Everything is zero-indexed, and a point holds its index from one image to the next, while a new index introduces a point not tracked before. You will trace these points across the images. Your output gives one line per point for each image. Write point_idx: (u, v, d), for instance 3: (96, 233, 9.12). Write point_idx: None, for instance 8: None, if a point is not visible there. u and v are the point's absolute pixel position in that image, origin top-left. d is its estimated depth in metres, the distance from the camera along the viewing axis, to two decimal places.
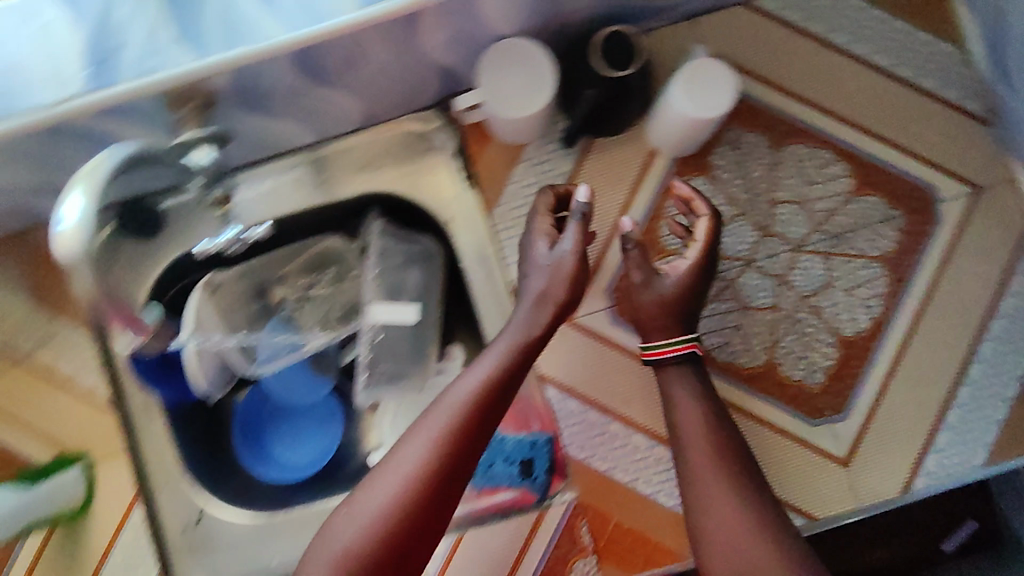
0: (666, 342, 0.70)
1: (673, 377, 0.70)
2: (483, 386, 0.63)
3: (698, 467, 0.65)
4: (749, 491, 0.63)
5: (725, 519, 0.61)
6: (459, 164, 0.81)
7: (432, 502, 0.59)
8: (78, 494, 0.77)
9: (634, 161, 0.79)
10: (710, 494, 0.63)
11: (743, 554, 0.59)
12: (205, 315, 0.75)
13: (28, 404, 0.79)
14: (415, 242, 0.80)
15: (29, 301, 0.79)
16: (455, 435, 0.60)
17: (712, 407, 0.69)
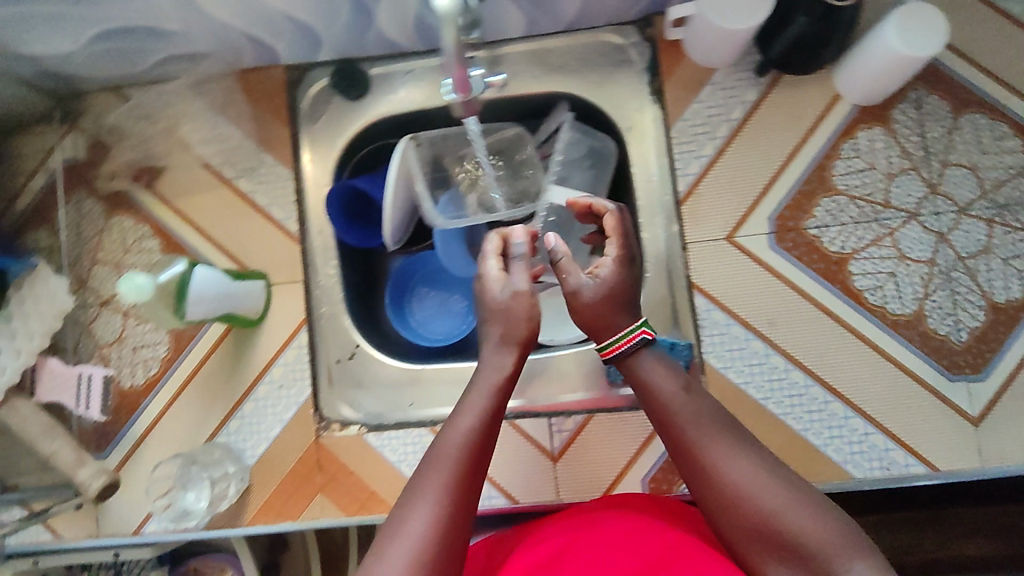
0: (619, 338, 0.65)
1: (646, 363, 0.64)
2: (474, 433, 0.58)
3: (700, 443, 0.59)
4: (749, 443, 0.59)
5: (737, 480, 0.56)
6: (648, 78, 0.85)
7: (449, 558, 0.52)
8: (259, 306, 0.85)
9: (818, 101, 0.82)
10: (716, 460, 0.57)
11: (762, 505, 0.55)
12: (410, 161, 0.83)
13: (223, 224, 0.88)
14: (596, 138, 0.86)
15: (243, 133, 0.88)
16: (458, 482, 0.55)
17: (691, 385, 0.63)
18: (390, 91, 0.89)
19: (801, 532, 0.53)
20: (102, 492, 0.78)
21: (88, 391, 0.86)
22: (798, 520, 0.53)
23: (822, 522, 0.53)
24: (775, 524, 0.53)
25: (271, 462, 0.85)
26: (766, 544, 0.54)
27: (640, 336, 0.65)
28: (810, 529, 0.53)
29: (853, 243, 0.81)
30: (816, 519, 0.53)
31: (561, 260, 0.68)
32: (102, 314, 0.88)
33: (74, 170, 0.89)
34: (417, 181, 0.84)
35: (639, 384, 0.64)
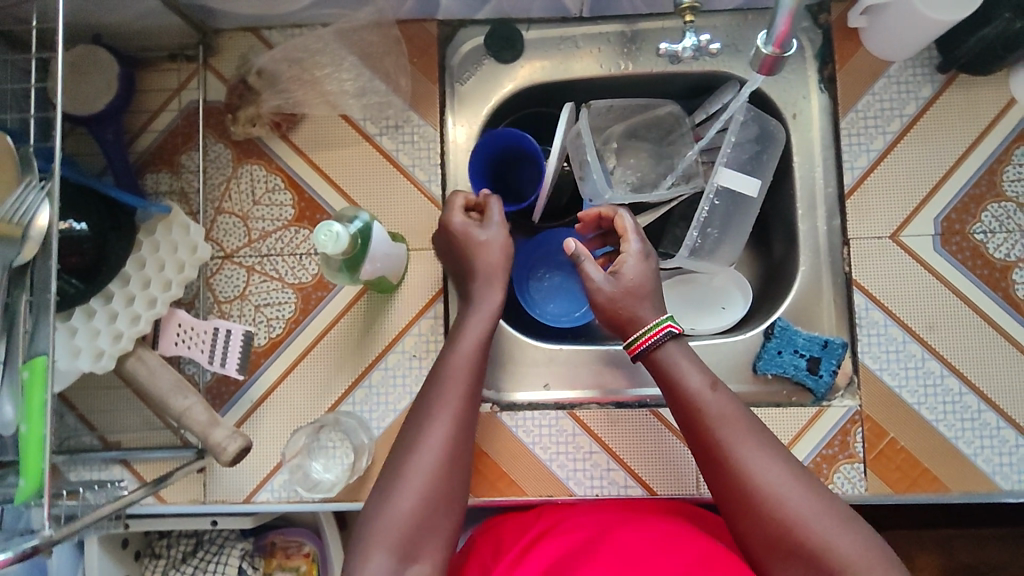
0: (644, 332, 0.69)
1: (672, 356, 0.68)
2: (462, 414, 0.67)
3: (731, 445, 0.63)
4: (778, 449, 0.63)
5: (767, 483, 0.61)
6: (818, 66, 0.84)
7: (430, 532, 0.62)
8: (400, 271, 0.81)
9: (993, 104, 0.81)
10: (747, 461, 0.62)
11: (791, 512, 0.59)
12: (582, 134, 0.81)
13: (361, 181, 0.83)
14: (768, 122, 0.82)
15: (393, 88, 0.83)
16: (449, 466, 0.64)
17: (717, 384, 0.67)
18: (545, 56, 0.86)
19: (827, 545, 0.58)
20: (236, 457, 0.71)
21: (225, 344, 0.76)
22: (823, 532, 0.58)
23: (849, 538, 0.58)
24: (801, 532, 0.58)
25: (399, 436, 0.80)
26: (792, 550, 0.59)
27: (668, 330, 0.69)
28: (834, 543, 0.58)
29: (1018, 252, 0.79)
30: (842, 533, 0.58)
31: (583, 260, 0.73)
32: (224, 267, 0.83)
33: (209, 111, 0.84)
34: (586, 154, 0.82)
35: (671, 380, 0.67)
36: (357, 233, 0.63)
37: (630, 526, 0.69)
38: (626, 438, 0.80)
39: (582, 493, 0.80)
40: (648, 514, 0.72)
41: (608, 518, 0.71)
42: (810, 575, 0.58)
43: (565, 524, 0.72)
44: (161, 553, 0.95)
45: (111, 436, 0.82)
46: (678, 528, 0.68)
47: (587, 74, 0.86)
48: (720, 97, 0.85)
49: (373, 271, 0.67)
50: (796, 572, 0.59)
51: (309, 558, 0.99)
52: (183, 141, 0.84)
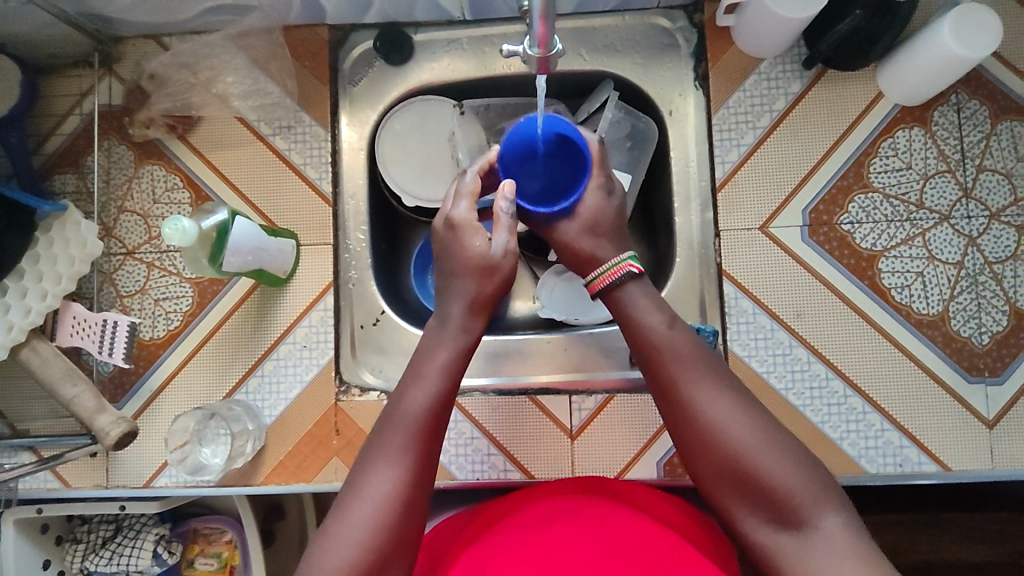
0: (603, 271, 0.69)
1: (631, 296, 0.68)
2: (437, 400, 0.64)
3: (686, 384, 0.63)
4: (733, 386, 0.63)
5: (719, 421, 0.61)
6: (693, 64, 0.87)
7: (413, 500, 0.61)
8: (289, 265, 0.83)
9: (861, 97, 0.83)
10: (699, 398, 0.62)
11: (741, 446, 0.60)
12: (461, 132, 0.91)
13: (255, 178, 0.86)
14: (640, 119, 0.90)
15: (284, 90, 0.86)
16: (415, 455, 0.62)
17: (675, 322, 0.66)
18: (435, 59, 0.90)
19: (773, 477, 0.59)
20: (120, 440, 0.77)
21: (112, 336, 0.81)
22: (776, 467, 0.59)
23: (796, 471, 0.59)
24: (749, 466, 0.60)
25: (288, 422, 0.84)
26: (742, 484, 0.60)
27: (626, 270, 0.69)
28: (782, 477, 0.59)
29: (884, 241, 0.82)
30: (790, 464, 0.59)
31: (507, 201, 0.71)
32: (126, 263, 0.86)
33: (109, 116, 0.88)
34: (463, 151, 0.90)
35: (629, 318, 0.67)
36: (212, 229, 0.70)
37: (566, 526, 0.68)
38: (506, 423, 0.84)
39: (463, 477, 0.84)
40: (584, 504, 0.71)
41: (543, 515, 0.69)
42: (758, 507, 0.60)
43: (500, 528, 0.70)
44: (81, 538, 0.99)
45: (20, 424, 0.86)
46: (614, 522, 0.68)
47: (476, 75, 0.90)
48: (597, 96, 0.91)
49: (242, 264, 0.73)
50: (746, 503, 0.60)
51: (230, 545, 1.03)
52: (85, 144, 0.87)
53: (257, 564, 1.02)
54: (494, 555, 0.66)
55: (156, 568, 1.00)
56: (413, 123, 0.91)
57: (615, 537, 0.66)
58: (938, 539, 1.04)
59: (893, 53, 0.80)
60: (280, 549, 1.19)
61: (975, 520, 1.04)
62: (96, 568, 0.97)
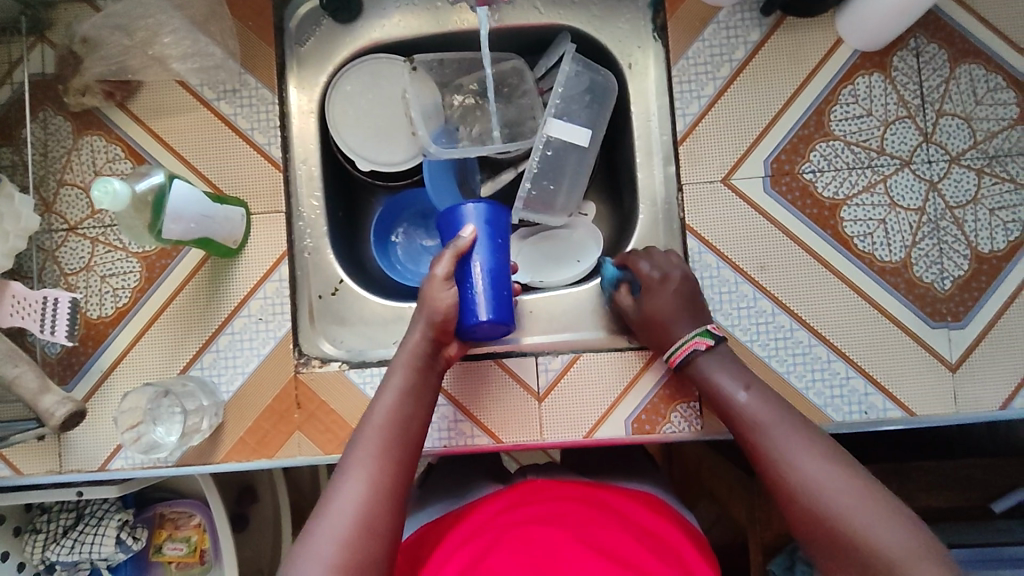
0: (675, 348, 0.75)
1: (710, 369, 0.74)
2: (400, 412, 0.69)
3: (765, 450, 0.66)
4: (822, 445, 0.64)
5: (800, 482, 0.63)
6: (651, 15, 0.86)
7: (380, 506, 0.62)
8: (239, 235, 0.80)
9: (820, 44, 0.82)
10: (785, 459, 0.64)
11: (823, 504, 0.61)
12: (412, 88, 0.86)
13: (201, 145, 0.83)
14: (598, 72, 0.87)
15: (226, 52, 0.83)
16: (382, 458, 0.65)
17: (755, 389, 0.71)
18: (386, 17, 0.88)
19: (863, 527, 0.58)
20: (65, 421, 0.74)
21: (53, 313, 0.77)
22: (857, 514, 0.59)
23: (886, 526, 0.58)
24: (836, 524, 0.60)
25: (247, 398, 0.81)
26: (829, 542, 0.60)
27: (695, 346, 0.74)
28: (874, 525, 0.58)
29: (846, 189, 0.81)
30: (878, 519, 0.58)
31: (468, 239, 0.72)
32: (69, 239, 0.82)
33: (42, 85, 0.83)
34: (415, 110, 0.86)
35: (711, 392, 0.73)
36: (147, 193, 0.67)
37: (553, 522, 0.69)
38: (472, 389, 0.82)
39: (430, 445, 0.82)
40: (568, 503, 0.72)
41: (530, 516, 0.70)
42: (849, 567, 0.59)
43: (492, 529, 0.70)
44: (42, 528, 0.95)
45: None
46: (599, 524, 0.70)
47: (430, 32, 0.88)
48: (556, 50, 0.88)
49: (186, 232, 0.70)
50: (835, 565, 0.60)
51: (200, 528, 1.01)
52: (18, 116, 0.83)
53: (226, 547, 1.00)
54: (488, 558, 0.66)
55: (121, 555, 0.97)
56: (363, 85, 0.88)
57: (602, 540, 0.67)
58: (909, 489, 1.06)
59: None
60: (254, 532, 1.17)
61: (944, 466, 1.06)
62: (58, 557, 0.94)
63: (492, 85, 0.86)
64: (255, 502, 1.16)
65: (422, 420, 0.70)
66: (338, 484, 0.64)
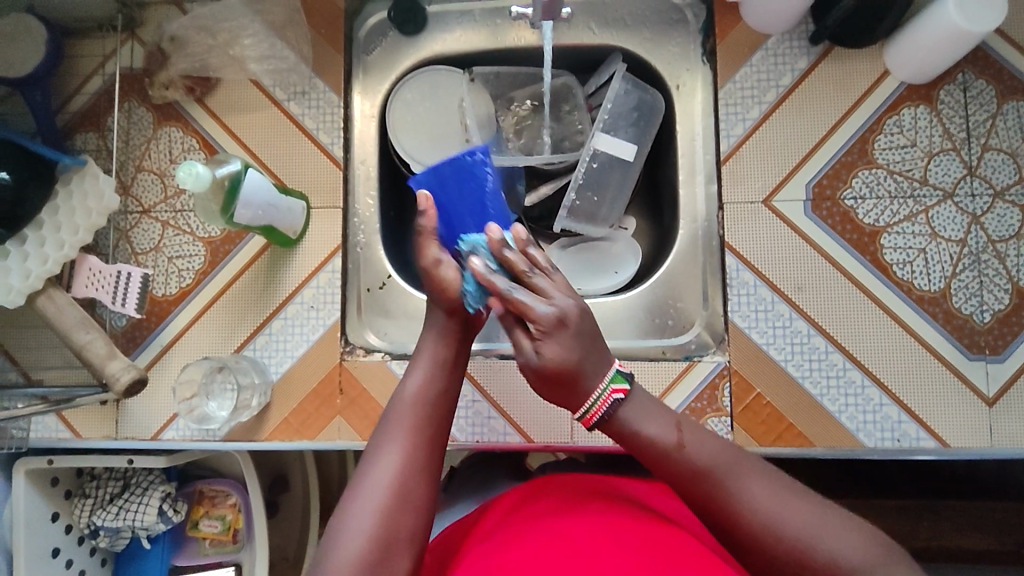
0: (594, 402, 0.64)
1: (633, 419, 0.65)
2: (432, 385, 0.69)
3: (720, 492, 0.60)
4: (766, 472, 0.61)
5: (760, 517, 0.58)
6: (702, 40, 0.89)
7: (412, 478, 0.63)
8: (298, 226, 0.85)
9: (867, 75, 0.84)
10: (739, 495, 0.59)
11: (787, 532, 0.57)
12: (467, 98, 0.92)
13: (269, 141, 0.88)
14: (646, 92, 0.90)
15: (299, 56, 0.89)
16: (415, 435, 0.65)
17: (680, 426, 0.64)
18: (448, 31, 0.93)
19: (836, 552, 0.56)
20: (128, 388, 0.78)
21: (125, 287, 0.85)
22: (827, 538, 0.56)
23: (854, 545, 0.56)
24: (810, 549, 0.56)
25: (294, 380, 0.85)
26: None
27: (612, 397, 0.64)
28: (847, 546, 0.56)
29: (887, 217, 0.82)
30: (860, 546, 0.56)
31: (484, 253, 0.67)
32: (142, 221, 0.88)
33: (130, 78, 0.90)
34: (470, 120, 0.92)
35: (636, 442, 0.65)
36: (225, 178, 0.72)
37: (576, 514, 0.70)
38: (507, 388, 0.85)
39: (463, 439, 0.85)
40: (587, 501, 0.73)
41: (540, 515, 0.71)
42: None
43: (515, 524, 0.71)
44: (90, 493, 0.99)
45: (35, 373, 0.88)
46: (623, 516, 0.70)
47: (488, 47, 0.93)
48: (606, 69, 0.92)
49: (252, 218, 0.75)
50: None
51: (235, 508, 1.05)
52: (106, 105, 0.90)
53: (260, 528, 1.04)
54: (512, 544, 0.67)
55: (161, 525, 1.01)
56: (422, 93, 0.93)
57: (628, 527, 0.68)
58: (939, 527, 1.04)
59: (900, 29, 0.81)
60: (284, 519, 1.21)
61: (976, 507, 1.04)
62: (102, 523, 0.98)
63: (544, 101, 0.91)
64: (285, 489, 1.20)
65: (453, 397, 0.71)
66: (371, 458, 0.64)
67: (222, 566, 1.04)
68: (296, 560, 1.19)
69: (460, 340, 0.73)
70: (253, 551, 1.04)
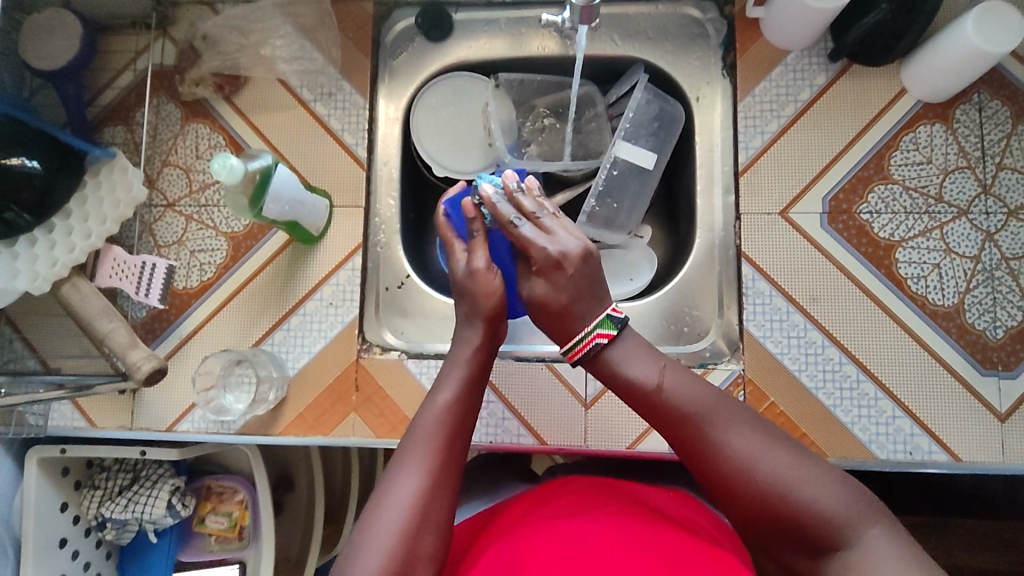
0: (576, 343, 0.70)
1: (618, 359, 0.68)
2: (457, 407, 0.70)
3: (698, 437, 0.63)
4: (749, 420, 0.63)
5: (740, 459, 0.60)
6: (722, 54, 0.91)
7: (437, 500, 0.64)
8: (321, 224, 0.86)
9: (884, 93, 0.86)
10: (717, 442, 0.62)
11: (767, 478, 0.59)
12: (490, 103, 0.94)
13: (295, 139, 0.90)
14: (668, 102, 0.92)
15: (327, 58, 0.91)
16: (440, 455, 0.66)
17: (666, 368, 0.67)
18: (474, 38, 0.95)
19: (814, 501, 0.57)
20: (149, 377, 0.79)
21: (149, 278, 0.85)
22: (805, 488, 0.58)
23: (829, 494, 0.57)
24: (790, 499, 0.58)
25: (310, 375, 0.86)
26: (765, 512, 0.59)
27: (595, 341, 0.69)
28: (828, 500, 0.57)
29: (902, 232, 0.83)
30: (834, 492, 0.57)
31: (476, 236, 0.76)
32: (166, 215, 0.90)
33: (161, 75, 0.92)
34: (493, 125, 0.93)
35: (620, 380, 0.68)
36: (257, 171, 0.74)
37: (591, 517, 0.70)
38: (522, 391, 0.86)
39: (477, 440, 0.85)
40: (595, 503, 0.73)
41: (547, 516, 0.72)
42: (793, 540, 0.58)
43: (528, 526, 0.71)
44: (100, 484, 0.99)
45: (52, 361, 0.89)
46: (634, 520, 0.70)
47: (512, 55, 0.95)
48: (628, 80, 0.94)
49: (280, 213, 0.77)
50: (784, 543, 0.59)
51: (242, 505, 1.05)
52: (136, 100, 0.92)
53: (266, 526, 1.04)
54: (526, 545, 0.67)
55: (168, 519, 1.01)
56: (446, 98, 0.95)
57: (636, 530, 0.68)
58: (946, 545, 1.04)
59: (918, 49, 0.83)
60: (288, 519, 1.21)
61: (983, 527, 1.04)
62: (111, 515, 0.98)
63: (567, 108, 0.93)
64: (292, 489, 1.20)
65: (473, 418, 0.72)
66: (395, 477, 0.64)
67: (227, 565, 1.04)
68: (298, 562, 1.19)
69: (486, 361, 0.75)
70: (259, 550, 1.04)
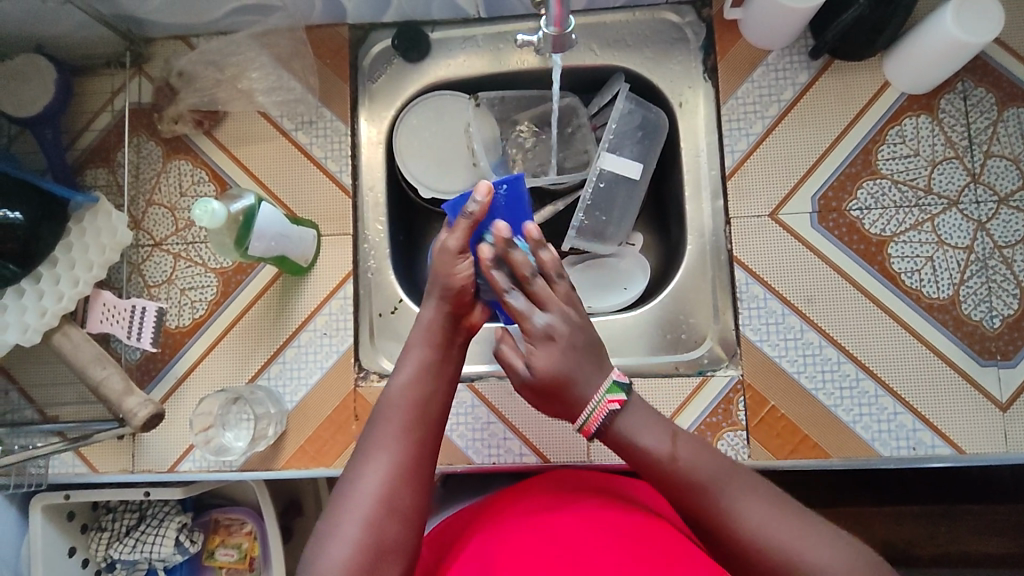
0: (588, 414, 0.65)
1: (627, 431, 0.65)
2: (418, 389, 0.68)
3: (709, 506, 0.61)
4: (757, 486, 0.62)
5: (750, 529, 0.59)
6: (702, 57, 0.90)
7: (401, 488, 0.63)
8: (310, 254, 0.86)
9: (867, 87, 0.85)
10: (728, 509, 0.60)
11: (777, 550, 0.58)
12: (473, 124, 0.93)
13: (277, 171, 0.89)
14: (650, 110, 0.92)
15: (305, 87, 0.90)
16: (400, 449, 0.64)
17: (678, 439, 0.64)
18: (453, 56, 0.94)
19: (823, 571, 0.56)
20: (146, 422, 0.79)
21: (140, 321, 0.86)
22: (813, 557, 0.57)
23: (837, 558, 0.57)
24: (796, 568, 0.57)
25: (309, 407, 0.85)
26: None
27: (609, 408, 0.64)
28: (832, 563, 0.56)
29: (893, 226, 0.83)
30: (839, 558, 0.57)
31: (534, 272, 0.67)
32: (154, 254, 0.89)
33: (139, 113, 0.91)
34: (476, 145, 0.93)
35: (632, 452, 0.64)
36: (240, 212, 0.73)
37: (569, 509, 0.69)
38: (523, 410, 0.86)
39: (479, 462, 0.85)
40: (579, 497, 0.72)
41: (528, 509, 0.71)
42: None
43: (508, 519, 0.71)
44: (106, 527, 0.99)
45: (50, 410, 0.88)
46: (613, 510, 0.69)
47: (492, 71, 0.94)
48: (609, 89, 0.94)
49: (265, 249, 0.77)
50: None
51: (250, 535, 1.04)
52: (116, 140, 0.91)
53: (275, 556, 1.03)
54: (503, 539, 0.67)
55: (178, 556, 1.00)
56: (427, 119, 0.95)
57: (614, 526, 0.67)
58: (956, 532, 1.04)
59: (898, 42, 0.82)
60: (298, 545, 1.20)
61: (993, 511, 1.04)
62: (120, 556, 0.97)
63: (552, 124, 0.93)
64: (299, 515, 1.20)
65: (442, 398, 0.69)
66: (358, 469, 0.64)
67: None
68: None
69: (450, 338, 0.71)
70: None
